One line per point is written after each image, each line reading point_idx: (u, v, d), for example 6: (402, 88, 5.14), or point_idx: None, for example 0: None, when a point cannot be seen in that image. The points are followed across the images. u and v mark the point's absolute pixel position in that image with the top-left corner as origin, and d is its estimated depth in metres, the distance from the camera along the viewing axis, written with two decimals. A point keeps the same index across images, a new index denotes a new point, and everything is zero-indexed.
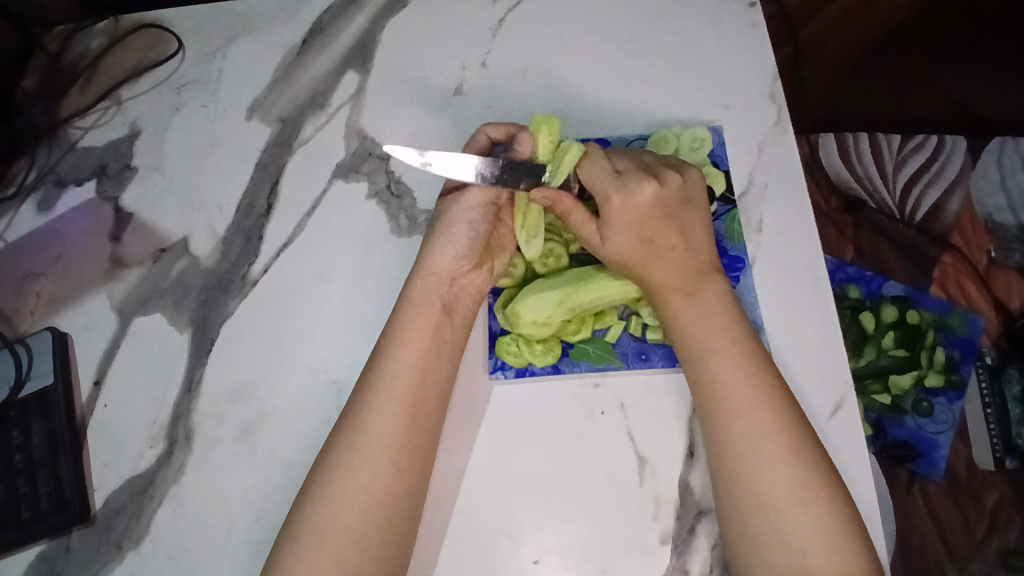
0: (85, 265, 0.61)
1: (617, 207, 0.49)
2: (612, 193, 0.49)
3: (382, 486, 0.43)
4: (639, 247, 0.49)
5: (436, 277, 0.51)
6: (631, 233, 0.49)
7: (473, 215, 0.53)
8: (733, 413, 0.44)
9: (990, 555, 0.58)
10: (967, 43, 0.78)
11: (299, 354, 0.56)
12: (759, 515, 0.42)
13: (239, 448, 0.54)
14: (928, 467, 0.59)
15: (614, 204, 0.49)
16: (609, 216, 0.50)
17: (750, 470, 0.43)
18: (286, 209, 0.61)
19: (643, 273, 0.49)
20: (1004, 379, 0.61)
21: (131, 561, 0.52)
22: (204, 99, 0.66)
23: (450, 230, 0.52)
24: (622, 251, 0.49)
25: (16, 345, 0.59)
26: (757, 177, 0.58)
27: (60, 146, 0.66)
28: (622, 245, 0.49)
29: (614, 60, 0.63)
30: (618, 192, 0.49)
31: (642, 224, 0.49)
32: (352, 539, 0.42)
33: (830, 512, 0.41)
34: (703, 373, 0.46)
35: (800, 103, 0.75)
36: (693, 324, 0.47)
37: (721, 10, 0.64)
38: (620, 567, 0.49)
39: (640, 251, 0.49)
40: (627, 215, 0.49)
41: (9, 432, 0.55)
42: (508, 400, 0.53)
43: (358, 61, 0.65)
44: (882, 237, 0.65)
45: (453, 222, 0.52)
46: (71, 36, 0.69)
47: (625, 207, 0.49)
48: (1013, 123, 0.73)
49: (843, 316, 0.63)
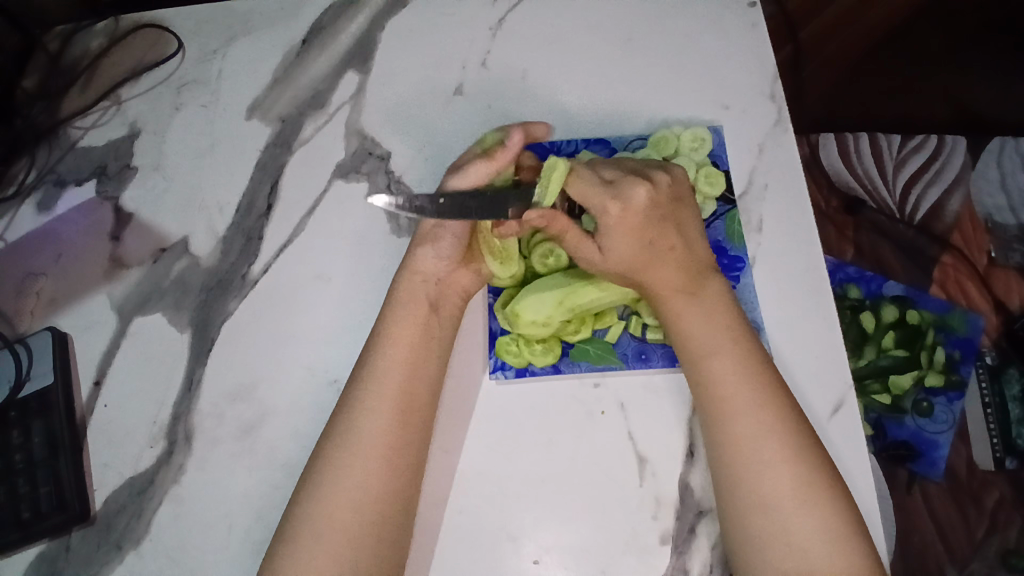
0: (85, 265, 0.61)
1: (615, 216, 0.48)
2: (608, 202, 0.49)
3: (378, 484, 0.44)
4: (640, 252, 0.48)
5: (422, 276, 0.51)
6: (633, 238, 0.48)
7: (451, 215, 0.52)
8: (731, 413, 0.44)
9: (990, 555, 0.58)
10: (967, 43, 0.78)
11: (299, 354, 0.56)
12: (758, 515, 0.42)
13: (239, 448, 0.54)
14: (928, 467, 0.59)
15: (613, 212, 0.48)
16: (609, 226, 0.48)
17: (749, 470, 0.43)
18: (286, 209, 0.61)
19: (647, 279, 0.48)
20: (1005, 379, 0.61)
21: (132, 561, 0.52)
22: (204, 99, 0.65)
23: (432, 232, 0.52)
24: (626, 259, 0.48)
25: (16, 345, 0.59)
26: (757, 177, 0.58)
27: (60, 146, 0.66)
28: (625, 252, 0.48)
29: (614, 60, 0.63)
30: (613, 201, 0.49)
31: (642, 228, 0.48)
32: (350, 537, 0.42)
33: (830, 512, 0.41)
34: (702, 374, 0.46)
35: (800, 102, 0.75)
36: (694, 330, 0.47)
37: (721, 9, 0.64)
38: (620, 567, 0.49)
39: (642, 257, 0.48)
40: (627, 221, 0.48)
41: (8, 432, 0.55)
42: (508, 400, 0.53)
43: (358, 60, 0.65)
44: (882, 237, 0.65)
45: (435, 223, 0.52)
46: (71, 35, 0.69)
47: (624, 214, 0.48)
48: (1012, 123, 0.73)
49: (842, 316, 0.63)
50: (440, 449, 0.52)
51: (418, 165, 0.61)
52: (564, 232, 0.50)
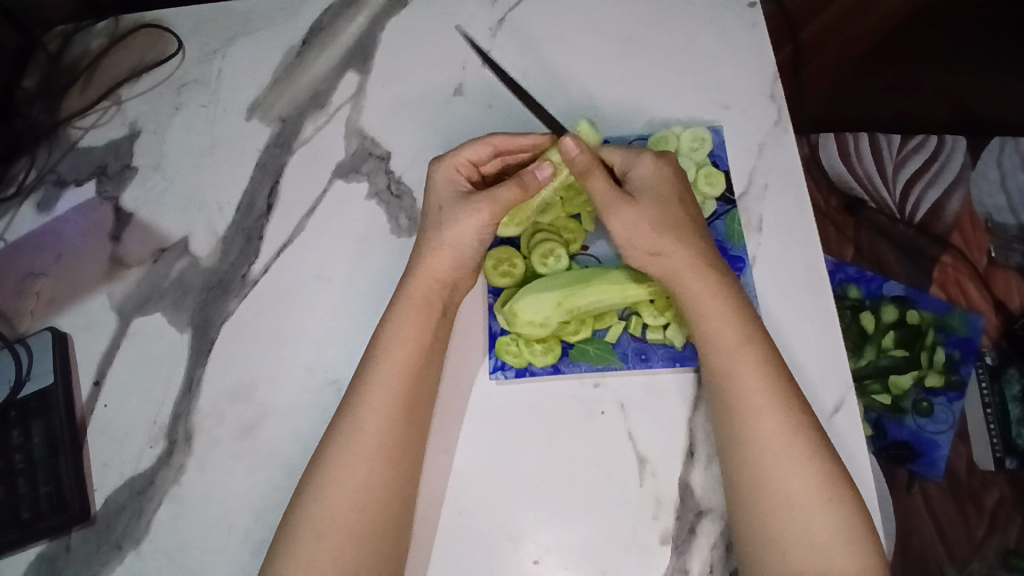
0: (86, 265, 0.61)
1: (654, 168, 0.52)
2: (645, 154, 0.53)
3: (385, 482, 0.44)
4: (676, 205, 0.51)
5: (435, 281, 0.50)
6: (668, 195, 0.51)
7: (478, 234, 0.51)
8: (757, 413, 0.44)
9: (990, 555, 0.58)
10: (966, 43, 0.78)
11: (299, 353, 0.56)
12: (779, 516, 0.42)
13: (239, 448, 0.54)
14: (928, 467, 0.59)
15: (648, 165, 0.52)
16: (645, 178, 0.52)
17: (772, 469, 0.43)
18: (286, 208, 0.61)
19: (681, 238, 0.49)
20: (1005, 379, 0.62)
21: (132, 560, 0.52)
22: (204, 99, 0.66)
23: (454, 242, 0.51)
24: (663, 214, 0.50)
25: (16, 345, 0.59)
26: (758, 177, 0.58)
27: (60, 146, 0.66)
28: (661, 201, 0.50)
29: (614, 59, 0.63)
30: (657, 157, 0.53)
31: (675, 188, 0.52)
32: (355, 536, 0.43)
33: (851, 513, 0.42)
34: (728, 370, 0.46)
35: (801, 102, 0.74)
36: (724, 311, 0.47)
37: (721, 9, 0.64)
38: (620, 567, 0.49)
39: (677, 208, 0.51)
40: (663, 177, 0.52)
41: (8, 432, 0.55)
42: (508, 400, 0.53)
43: (358, 60, 0.65)
44: (882, 237, 0.65)
45: (453, 236, 0.51)
46: (71, 35, 0.69)
47: (659, 168, 0.52)
48: (1014, 121, 0.73)
49: (843, 316, 0.63)
50: (440, 448, 0.52)
51: (419, 164, 0.61)
52: (590, 170, 0.50)
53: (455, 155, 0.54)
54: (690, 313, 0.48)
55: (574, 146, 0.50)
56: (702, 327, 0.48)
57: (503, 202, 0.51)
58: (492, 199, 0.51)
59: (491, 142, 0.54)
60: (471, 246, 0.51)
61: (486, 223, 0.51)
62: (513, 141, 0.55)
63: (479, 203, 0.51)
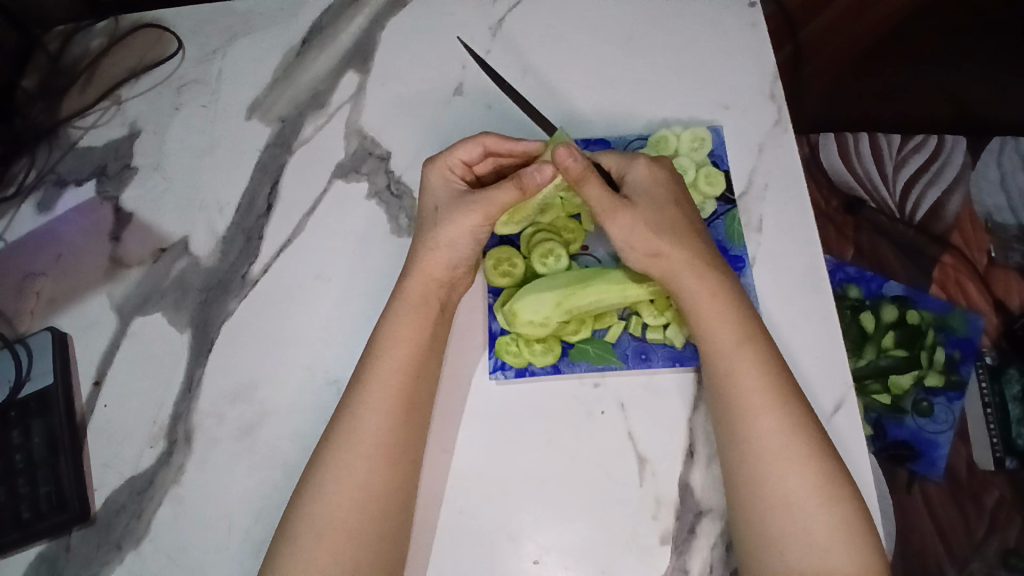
0: (85, 265, 0.61)
1: (648, 171, 0.52)
2: (638, 158, 0.53)
3: (384, 481, 0.44)
4: (671, 207, 0.51)
5: (433, 280, 0.50)
6: (664, 197, 0.51)
7: (472, 234, 0.51)
8: (756, 412, 0.44)
9: (990, 555, 0.58)
10: (968, 43, 0.78)
11: (299, 353, 0.56)
12: (778, 515, 0.42)
13: (239, 448, 0.54)
14: (928, 467, 0.59)
15: (642, 169, 0.52)
16: (639, 181, 0.52)
17: (772, 468, 0.43)
18: (286, 208, 0.61)
19: (677, 238, 0.49)
20: (1004, 379, 0.62)
21: (132, 561, 0.52)
22: (204, 99, 0.66)
23: (448, 241, 0.51)
24: (659, 215, 0.50)
25: (16, 345, 0.59)
26: (758, 177, 0.58)
27: (60, 146, 0.66)
28: (655, 204, 0.51)
29: (614, 60, 0.63)
30: (650, 161, 0.53)
31: (670, 190, 0.52)
32: (354, 535, 0.43)
33: (850, 511, 0.42)
34: (727, 370, 0.46)
35: (800, 102, 0.74)
36: (723, 311, 0.47)
37: (721, 9, 0.64)
38: (620, 567, 0.49)
39: (672, 210, 0.51)
40: (658, 180, 0.52)
41: (8, 432, 0.55)
42: (508, 400, 0.53)
43: (358, 60, 0.65)
44: (882, 237, 0.65)
45: (447, 235, 0.51)
46: (72, 35, 0.69)
47: (653, 172, 0.52)
48: (1014, 121, 0.73)
49: (843, 316, 0.63)
50: (440, 448, 0.52)
51: (419, 164, 0.61)
52: (585, 177, 0.49)
53: (447, 157, 0.54)
54: (688, 312, 0.48)
55: (568, 154, 0.48)
56: (702, 327, 0.48)
57: (496, 202, 0.50)
58: (483, 202, 0.50)
59: (480, 144, 0.54)
60: (466, 244, 0.51)
61: (479, 223, 0.51)
62: (505, 144, 0.55)
63: (473, 204, 0.51)
